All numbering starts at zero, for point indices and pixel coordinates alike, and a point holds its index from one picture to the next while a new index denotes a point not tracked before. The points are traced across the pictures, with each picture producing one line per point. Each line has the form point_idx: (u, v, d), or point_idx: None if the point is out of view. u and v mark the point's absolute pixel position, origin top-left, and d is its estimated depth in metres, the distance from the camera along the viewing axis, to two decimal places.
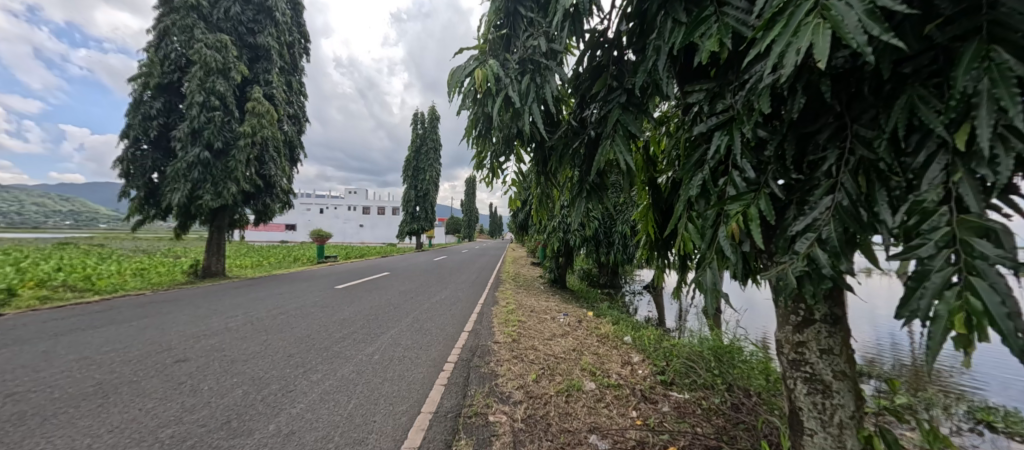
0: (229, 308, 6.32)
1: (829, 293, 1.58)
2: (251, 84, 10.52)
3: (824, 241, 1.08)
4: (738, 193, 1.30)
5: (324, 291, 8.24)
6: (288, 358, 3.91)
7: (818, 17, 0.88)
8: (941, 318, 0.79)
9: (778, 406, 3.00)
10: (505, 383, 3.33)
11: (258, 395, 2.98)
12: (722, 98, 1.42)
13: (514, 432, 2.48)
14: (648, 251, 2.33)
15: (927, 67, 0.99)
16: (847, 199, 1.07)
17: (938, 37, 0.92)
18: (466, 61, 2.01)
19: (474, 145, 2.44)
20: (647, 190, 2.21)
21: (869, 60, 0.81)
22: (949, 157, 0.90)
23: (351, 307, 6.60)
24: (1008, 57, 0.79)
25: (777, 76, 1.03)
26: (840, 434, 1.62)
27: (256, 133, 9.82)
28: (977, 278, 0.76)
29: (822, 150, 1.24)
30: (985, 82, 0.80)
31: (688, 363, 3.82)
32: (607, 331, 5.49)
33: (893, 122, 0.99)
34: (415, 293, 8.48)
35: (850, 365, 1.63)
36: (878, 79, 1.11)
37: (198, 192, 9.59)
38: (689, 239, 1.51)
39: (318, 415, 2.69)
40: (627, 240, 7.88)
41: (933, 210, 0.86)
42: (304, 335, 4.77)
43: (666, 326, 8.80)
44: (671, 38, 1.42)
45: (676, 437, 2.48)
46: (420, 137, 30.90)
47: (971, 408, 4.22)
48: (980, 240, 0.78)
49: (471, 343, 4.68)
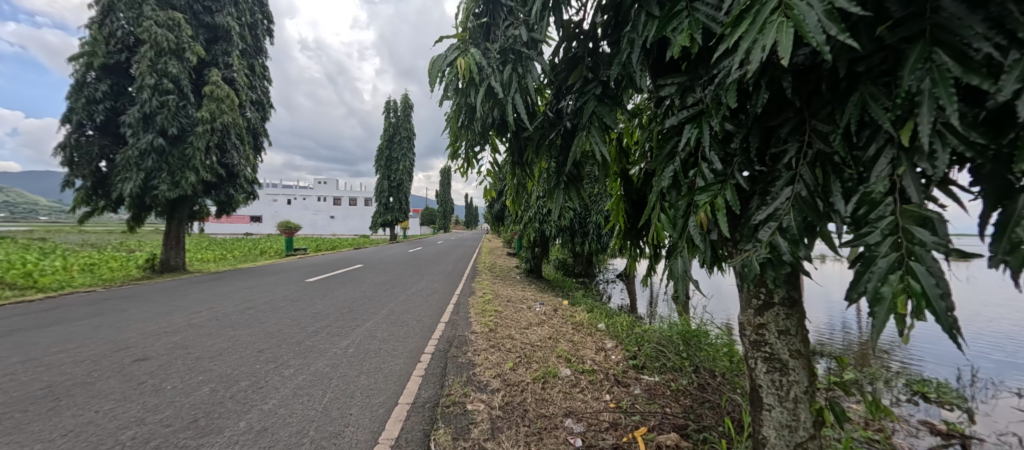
0: (192, 304, 6.01)
1: (789, 278, 1.69)
2: (209, 66, 9.88)
3: (785, 229, 1.15)
4: (706, 183, 1.36)
5: (295, 285, 7.98)
6: (258, 353, 3.77)
7: (782, 15, 0.92)
8: (885, 299, 0.85)
9: (740, 385, 3.22)
10: (482, 372, 3.36)
11: (226, 392, 2.87)
12: (693, 92, 1.47)
13: (492, 419, 2.52)
14: (620, 240, 2.38)
15: (879, 67, 1.06)
16: (805, 190, 1.14)
17: (889, 37, 0.98)
18: (446, 49, 1.96)
19: (451, 134, 2.42)
20: (619, 181, 2.27)
21: (828, 58, 0.86)
22: (895, 151, 0.98)
23: (324, 301, 6.42)
24: (947, 59, 0.86)
25: (743, 72, 1.08)
26: (794, 407, 1.75)
27: (216, 119, 9.22)
28: (916, 262, 0.84)
29: (783, 143, 1.31)
30: (927, 82, 0.87)
31: (659, 347, 3.97)
32: (582, 318, 5.65)
33: (848, 118, 1.05)
34: (390, 285, 8.32)
35: (805, 344, 1.75)
36: (835, 77, 1.18)
37: (154, 182, 8.98)
38: (662, 229, 1.55)
39: (291, 410, 2.63)
40: (601, 230, 8.05)
41: (880, 200, 0.95)
42: (275, 330, 4.61)
43: (638, 312, 9.17)
44: (645, 31, 1.44)
45: (647, 418, 2.60)
46: (393, 126, 29.99)
47: (909, 381, 4.64)
48: (918, 228, 0.87)
49: (447, 334, 4.68)
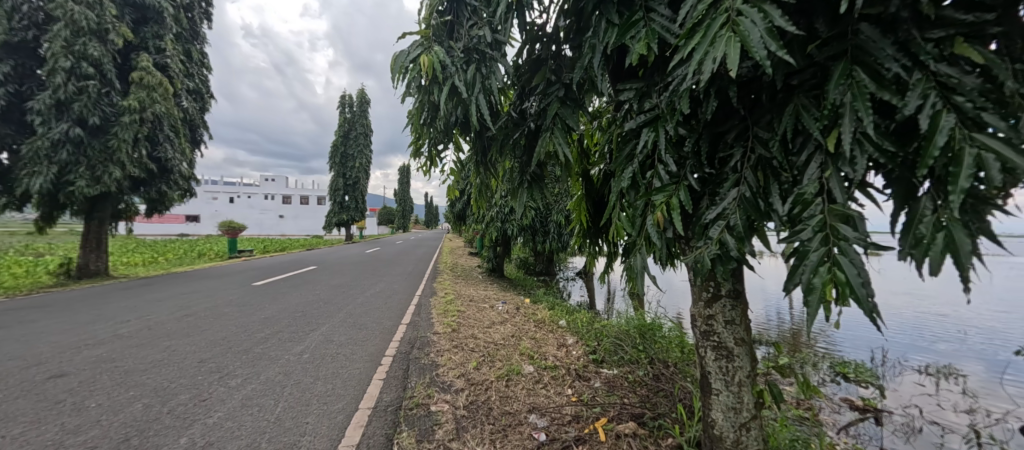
0: (118, 312, 5.39)
1: (734, 272, 1.83)
2: (137, 50, 8.90)
3: (732, 227, 1.25)
4: (663, 184, 1.44)
5: (241, 289, 7.40)
6: (200, 364, 3.47)
7: (730, 30, 1.00)
8: (816, 288, 0.96)
9: (690, 374, 3.44)
10: (446, 372, 3.32)
11: (163, 407, 2.61)
12: (650, 97, 1.55)
13: (457, 419, 2.50)
14: (580, 238, 2.46)
15: (809, 81, 1.18)
16: (749, 191, 1.25)
17: (818, 55, 1.10)
18: (409, 46, 1.92)
19: (413, 132, 2.38)
20: (581, 181, 2.35)
21: (768, 72, 0.95)
22: (823, 157, 1.11)
23: (275, 305, 6.01)
24: (865, 77, 0.99)
25: (696, 80, 1.16)
26: (738, 390, 1.90)
27: (146, 108, 8.33)
28: (841, 255, 0.94)
29: (730, 148, 1.43)
30: (848, 96, 0.99)
31: (617, 341, 4.14)
32: (544, 316, 5.75)
33: (784, 127, 1.17)
34: (347, 287, 7.98)
35: (747, 332, 1.90)
36: (773, 89, 1.30)
37: (70, 176, 7.95)
38: (622, 228, 1.62)
39: (240, 422, 2.44)
40: (562, 229, 8.25)
41: (811, 200, 1.07)
42: (219, 338, 4.25)
43: (597, 308, 9.50)
44: (606, 37, 1.50)
45: (607, 409, 2.70)
46: (348, 122, 28.65)
47: (833, 362, 5.21)
48: (843, 225, 0.98)
49: (409, 335, 4.57)
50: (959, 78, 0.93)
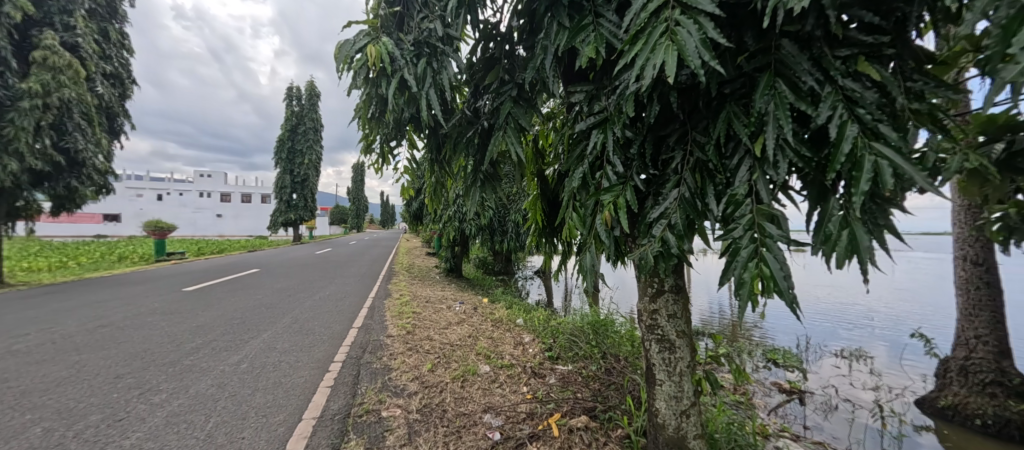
0: (14, 325, 4.69)
1: (676, 268, 1.94)
2: (39, 26, 7.79)
3: (672, 226, 1.31)
4: (611, 184, 1.49)
5: (169, 295, 6.72)
6: (116, 380, 3.11)
7: (669, 39, 1.05)
8: (746, 282, 1.03)
9: (638, 367, 3.59)
10: (400, 376, 3.22)
11: (67, 431, 2.30)
12: (598, 100, 1.59)
13: (409, 424, 2.43)
14: (536, 238, 2.49)
15: (740, 90, 1.27)
16: (688, 191, 1.33)
17: (746, 67, 1.19)
18: (356, 35, 1.83)
19: (362, 127, 2.29)
20: (536, 181, 2.37)
21: (701, 79, 1.01)
22: (751, 161, 1.19)
23: (209, 312, 5.53)
24: (785, 88, 1.07)
25: (639, 85, 1.20)
26: (680, 379, 2.01)
27: (51, 93, 7.33)
28: (767, 251, 1.02)
29: (672, 150, 1.50)
30: (772, 105, 1.08)
31: (572, 338, 4.24)
32: (502, 315, 5.76)
33: (718, 132, 1.25)
34: (294, 291, 7.51)
35: (687, 325, 2.02)
36: (709, 96, 1.38)
37: None
38: (574, 227, 1.65)
39: (163, 442, 2.22)
40: (519, 229, 8.31)
41: (742, 201, 1.15)
42: (140, 350, 3.83)
43: (554, 306, 9.67)
44: (556, 39, 1.52)
45: (560, 404, 2.76)
46: (297, 115, 26.95)
47: (765, 350, 5.69)
48: (768, 223, 1.07)
49: (361, 339, 4.39)
50: (861, 91, 1.05)
